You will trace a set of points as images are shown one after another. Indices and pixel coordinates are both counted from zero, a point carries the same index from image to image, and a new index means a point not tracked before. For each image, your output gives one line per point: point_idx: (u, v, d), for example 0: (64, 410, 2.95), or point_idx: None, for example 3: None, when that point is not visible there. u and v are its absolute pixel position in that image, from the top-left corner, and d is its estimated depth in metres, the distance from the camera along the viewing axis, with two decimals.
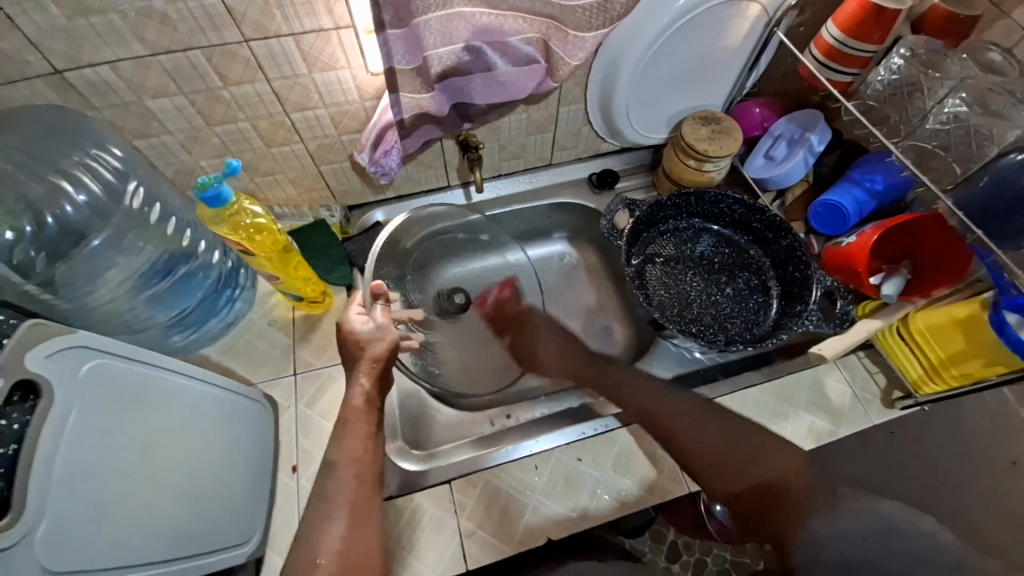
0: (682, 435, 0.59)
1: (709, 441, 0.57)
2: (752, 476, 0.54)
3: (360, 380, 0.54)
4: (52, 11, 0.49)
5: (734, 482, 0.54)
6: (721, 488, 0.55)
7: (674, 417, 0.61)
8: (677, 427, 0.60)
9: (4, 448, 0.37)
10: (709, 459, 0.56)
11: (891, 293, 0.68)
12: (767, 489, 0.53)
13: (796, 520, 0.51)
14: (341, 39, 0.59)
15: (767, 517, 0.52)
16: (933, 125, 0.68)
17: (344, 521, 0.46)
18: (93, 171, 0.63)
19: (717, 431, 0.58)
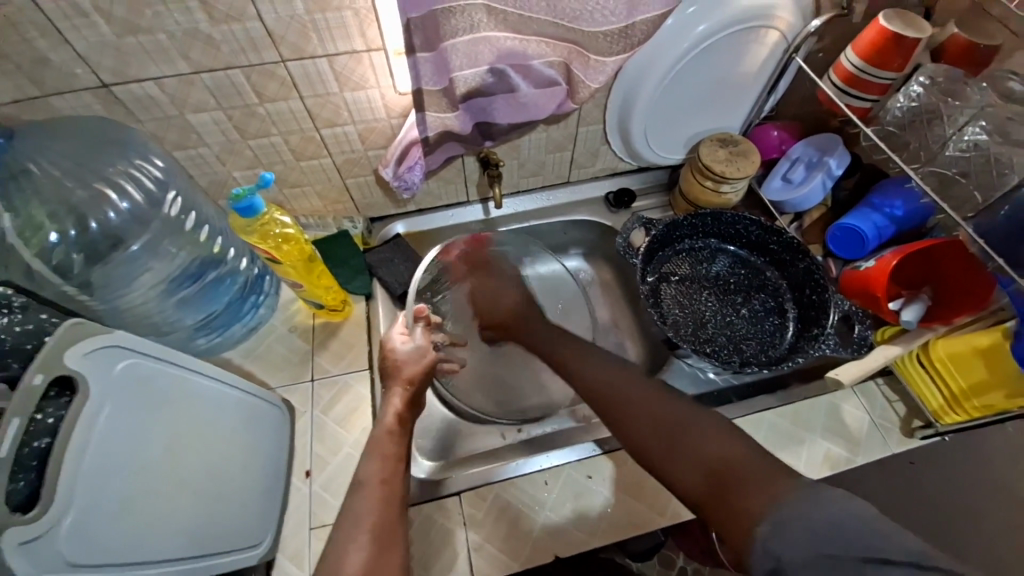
0: (630, 415, 0.51)
1: (653, 417, 0.49)
2: (696, 450, 0.45)
3: (393, 401, 0.60)
4: (103, 28, 0.52)
5: (691, 467, 0.44)
6: (671, 470, 0.46)
7: (616, 391, 0.54)
8: (620, 402, 0.53)
9: (37, 441, 0.39)
10: (649, 436, 0.48)
11: (911, 319, 0.68)
12: (725, 469, 0.42)
13: (749, 491, 0.40)
14: (372, 61, 0.62)
15: (720, 503, 0.41)
16: (952, 151, 0.67)
17: (366, 546, 0.46)
18: (136, 180, 0.65)
19: (654, 404, 0.51)
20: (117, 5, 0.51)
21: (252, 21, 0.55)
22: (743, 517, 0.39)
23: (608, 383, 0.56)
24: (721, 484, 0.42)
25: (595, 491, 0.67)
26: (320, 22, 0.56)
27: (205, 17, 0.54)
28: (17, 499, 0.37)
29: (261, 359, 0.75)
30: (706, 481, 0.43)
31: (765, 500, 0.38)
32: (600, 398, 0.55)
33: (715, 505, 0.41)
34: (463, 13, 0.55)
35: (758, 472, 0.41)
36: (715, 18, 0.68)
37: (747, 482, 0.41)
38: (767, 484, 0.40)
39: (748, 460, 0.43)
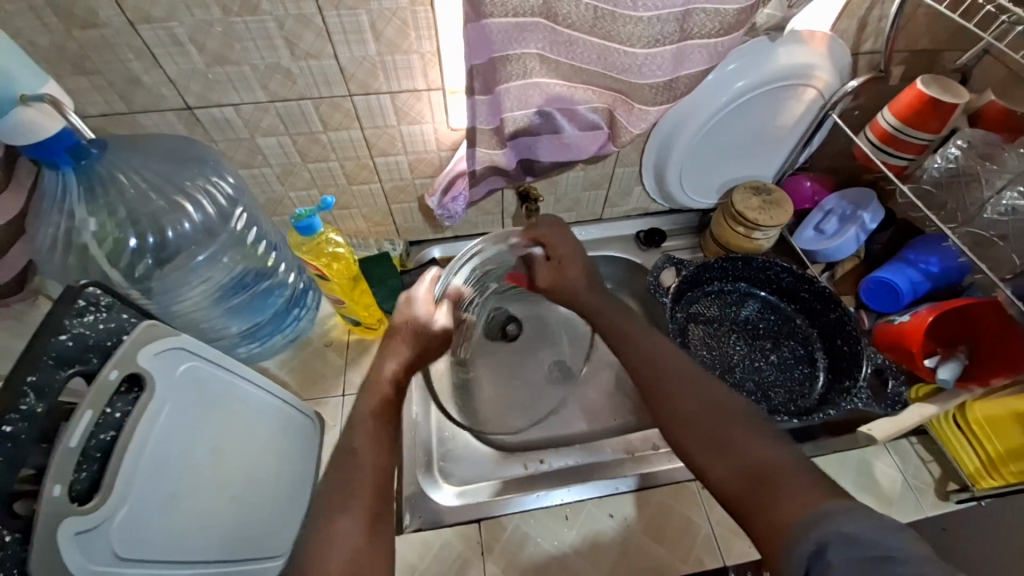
0: (674, 402, 0.51)
1: (698, 409, 0.50)
2: (737, 449, 0.45)
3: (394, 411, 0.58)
4: (195, 58, 0.58)
5: (727, 464, 0.44)
6: (706, 460, 0.46)
7: (666, 376, 0.54)
8: (665, 386, 0.53)
9: (104, 434, 0.41)
10: (688, 423, 0.49)
11: (947, 378, 0.68)
12: (763, 470, 0.42)
13: (786, 497, 0.39)
14: (431, 99, 0.67)
15: (753, 501, 0.40)
16: (991, 215, 0.68)
17: None
18: (210, 195, 0.68)
19: (699, 394, 0.51)
20: (212, 40, 0.56)
21: (328, 59, 0.60)
22: (776, 515, 0.38)
23: (656, 364, 0.56)
24: (757, 484, 0.41)
25: (614, 530, 0.66)
26: (389, 63, 0.62)
27: (287, 54, 0.59)
28: (78, 489, 0.39)
29: (296, 371, 0.79)
30: (740, 478, 0.43)
31: (803, 503, 0.38)
32: (646, 379, 0.55)
33: (747, 502, 0.41)
34: (518, 60, 0.59)
35: (798, 478, 0.40)
36: (754, 76, 0.71)
37: (782, 484, 0.40)
38: (808, 489, 0.39)
39: (789, 466, 0.42)
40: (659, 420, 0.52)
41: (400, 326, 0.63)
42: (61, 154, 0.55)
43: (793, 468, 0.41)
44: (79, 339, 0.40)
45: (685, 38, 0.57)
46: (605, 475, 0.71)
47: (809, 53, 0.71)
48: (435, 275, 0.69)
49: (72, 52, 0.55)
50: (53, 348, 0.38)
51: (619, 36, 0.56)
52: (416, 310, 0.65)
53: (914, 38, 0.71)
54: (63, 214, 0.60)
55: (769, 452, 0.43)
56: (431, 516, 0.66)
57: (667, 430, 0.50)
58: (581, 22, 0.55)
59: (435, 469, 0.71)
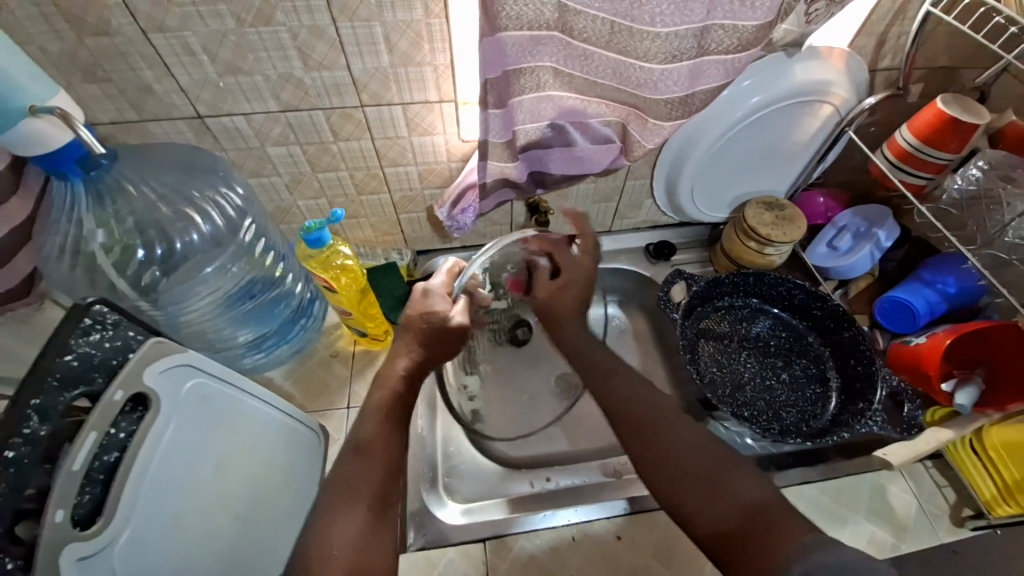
0: (660, 445, 0.49)
1: (685, 451, 0.48)
2: (726, 494, 0.44)
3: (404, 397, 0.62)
4: (207, 68, 0.57)
5: (715, 508, 0.44)
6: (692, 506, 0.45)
7: (642, 418, 0.52)
8: (648, 432, 0.51)
9: (109, 455, 0.40)
10: (674, 469, 0.47)
11: (965, 403, 0.66)
12: (756, 514, 0.42)
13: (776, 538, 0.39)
14: (443, 111, 0.66)
15: (747, 548, 0.40)
16: (1013, 237, 0.66)
17: None
18: (219, 207, 0.68)
19: (682, 437, 0.49)
20: (225, 50, 0.56)
21: (341, 70, 0.60)
22: (772, 556, 0.38)
23: (633, 403, 0.54)
24: (751, 526, 0.41)
25: (621, 553, 0.65)
26: (402, 74, 0.61)
27: (300, 64, 0.59)
28: (81, 513, 0.38)
29: (300, 381, 0.78)
30: (732, 522, 0.42)
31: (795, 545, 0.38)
32: (624, 420, 0.53)
33: (741, 546, 0.41)
34: (532, 73, 0.58)
35: (790, 521, 0.40)
36: (770, 92, 0.71)
37: (775, 527, 0.40)
38: (799, 530, 0.39)
39: (778, 510, 0.42)
40: (645, 461, 0.50)
41: (414, 320, 0.59)
42: (69, 164, 0.54)
43: (786, 513, 0.41)
44: (85, 358, 0.39)
45: (703, 54, 0.56)
46: (612, 494, 0.70)
47: (826, 69, 0.70)
48: (451, 270, 0.66)
49: (84, 60, 0.55)
50: (58, 369, 0.37)
51: (636, 51, 0.55)
52: (436, 305, 0.60)
53: (933, 55, 0.70)
54: (71, 223, 0.59)
55: (762, 494, 0.43)
56: (435, 535, 0.65)
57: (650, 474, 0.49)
58: (598, 37, 0.54)
59: (440, 485, 0.70)
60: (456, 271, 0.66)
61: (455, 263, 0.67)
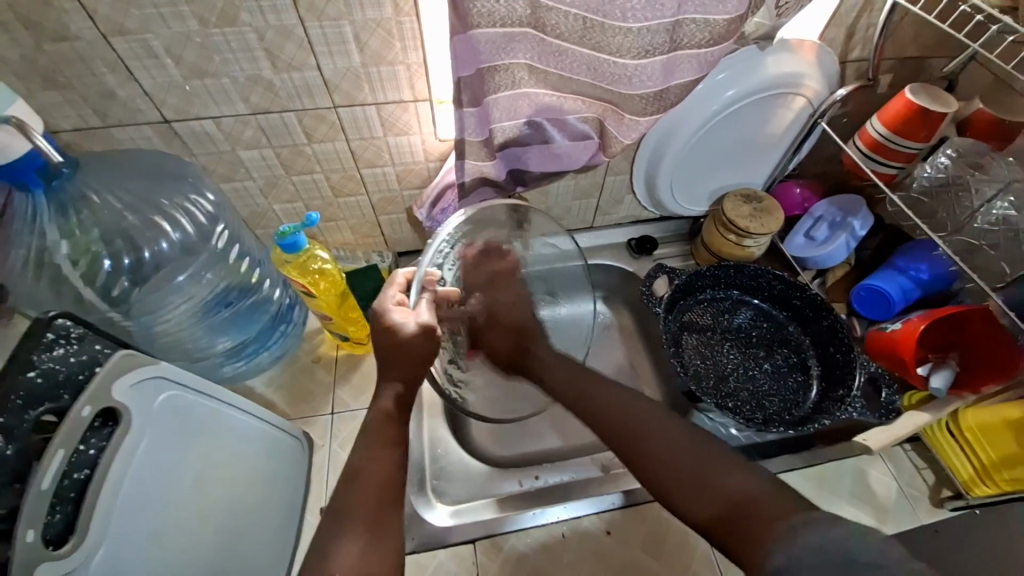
0: (645, 446, 0.50)
1: (668, 449, 0.49)
2: (716, 488, 0.44)
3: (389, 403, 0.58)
4: (171, 70, 0.56)
5: (700, 498, 0.44)
6: (686, 502, 0.45)
7: (627, 426, 0.52)
8: (636, 438, 0.51)
9: (78, 473, 0.39)
10: (665, 470, 0.47)
11: (940, 387, 0.68)
12: (743, 505, 0.42)
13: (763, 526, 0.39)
14: (418, 110, 0.65)
15: (738, 536, 0.40)
16: (982, 224, 0.69)
17: None
18: (189, 213, 0.67)
19: (669, 436, 0.50)
20: (190, 52, 0.54)
21: (311, 71, 0.59)
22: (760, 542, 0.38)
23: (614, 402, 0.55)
24: (735, 515, 0.41)
25: (612, 548, 0.65)
26: (374, 74, 0.60)
27: (269, 66, 0.57)
28: (52, 533, 0.37)
29: (282, 388, 0.77)
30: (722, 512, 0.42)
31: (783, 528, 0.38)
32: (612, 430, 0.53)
33: (731, 535, 0.41)
34: (507, 70, 0.58)
35: (776, 507, 0.41)
36: (744, 85, 0.71)
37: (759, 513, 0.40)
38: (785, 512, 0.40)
39: (766, 497, 0.42)
40: (632, 460, 0.50)
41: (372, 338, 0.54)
42: (29, 174, 0.52)
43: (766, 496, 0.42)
44: (49, 375, 0.38)
45: (676, 48, 0.56)
46: (601, 489, 0.69)
47: (798, 62, 0.71)
48: (401, 281, 0.59)
49: (41, 65, 0.53)
50: (22, 386, 0.37)
51: (609, 47, 0.55)
52: (391, 317, 0.53)
53: (902, 46, 0.71)
54: (34, 234, 0.57)
55: (746, 483, 0.44)
56: (425, 538, 0.65)
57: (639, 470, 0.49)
58: (571, 33, 0.54)
59: (428, 488, 0.69)
60: (409, 279, 0.59)
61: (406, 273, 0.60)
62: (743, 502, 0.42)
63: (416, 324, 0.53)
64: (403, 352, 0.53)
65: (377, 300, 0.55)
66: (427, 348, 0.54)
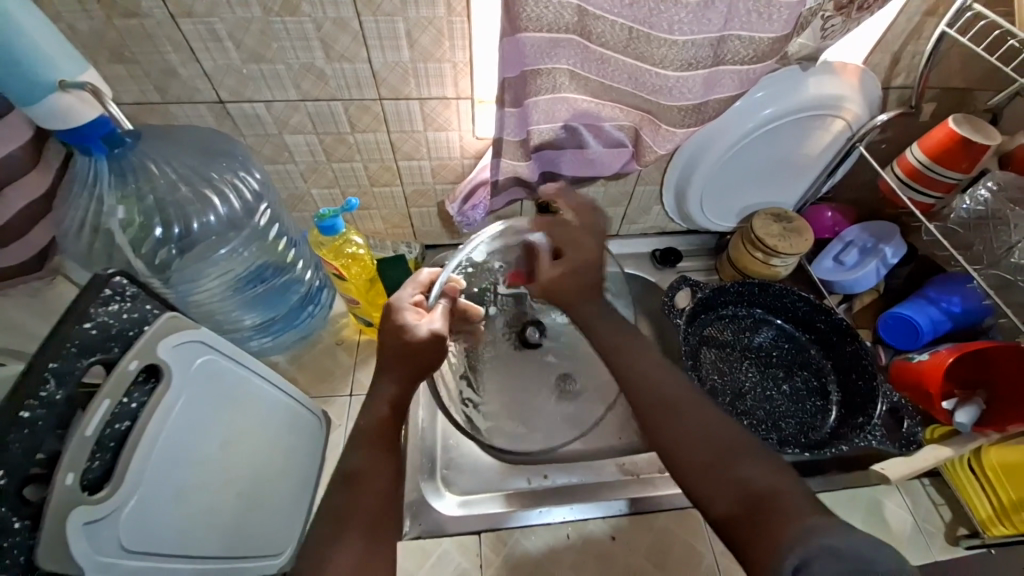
0: (674, 431, 0.49)
1: (696, 437, 0.48)
2: (739, 481, 0.43)
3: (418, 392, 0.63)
4: (231, 54, 0.59)
5: (722, 490, 0.44)
6: (706, 492, 0.45)
7: (661, 404, 0.52)
8: (664, 419, 0.51)
9: (120, 423, 0.41)
10: (690, 458, 0.47)
11: (964, 422, 0.67)
12: (764, 501, 0.41)
13: (780, 526, 0.38)
14: (459, 108, 0.67)
15: (754, 531, 0.39)
16: (1019, 258, 0.67)
17: None
18: (238, 190, 0.69)
19: (699, 424, 0.49)
20: (250, 37, 0.57)
21: (361, 63, 0.61)
22: (772, 542, 0.37)
23: (649, 380, 0.54)
24: (755, 514, 0.40)
25: (615, 554, 0.65)
26: (421, 70, 0.62)
27: (322, 55, 0.60)
28: (90, 478, 0.39)
29: (305, 367, 0.79)
30: (742, 507, 0.42)
31: (801, 525, 0.37)
32: (643, 406, 0.53)
33: (749, 533, 0.40)
34: (549, 74, 0.59)
35: (799, 507, 0.39)
36: (783, 104, 0.71)
37: (778, 512, 0.39)
38: (805, 515, 0.38)
39: (788, 494, 0.41)
40: (661, 443, 0.50)
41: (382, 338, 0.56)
42: (95, 141, 0.55)
43: (791, 497, 0.40)
44: (103, 328, 0.40)
45: (718, 63, 0.57)
46: (609, 495, 0.70)
47: (840, 84, 0.71)
48: (424, 280, 0.64)
49: (112, 40, 0.56)
50: (77, 336, 0.38)
51: (652, 57, 0.56)
52: (403, 317, 0.56)
53: (947, 75, 0.71)
54: (92, 199, 0.61)
55: (772, 480, 0.42)
56: (431, 525, 0.66)
57: (665, 453, 0.49)
58: (615, 42, 0.55)
59: (437, 477, 0.70)
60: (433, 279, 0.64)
61: (430, 273, 0.65)
62: (763, 497, 0.41)
63: (427, 328, 0.56)
64: (404, 352, 0.55)
65: (395, 298, 0.59)
66: (428, 351, 0.55)
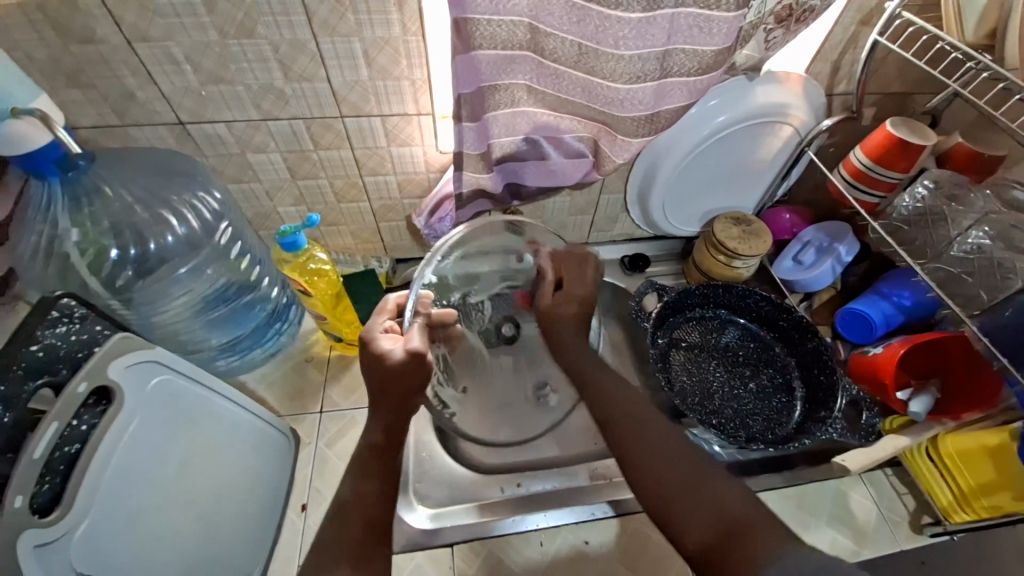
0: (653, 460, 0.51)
1: (674, 471, 0.50)
2: (713, 505, 0.46)
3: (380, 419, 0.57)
4: (189, 76, 0.59)
5: (693, 510, 0.46)
6: (678, 518, 0.46)
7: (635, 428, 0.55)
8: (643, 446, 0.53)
9: (68, 446, 0.40)
10: (666, 486, 0.49)
11: (919, 410, 0.70)
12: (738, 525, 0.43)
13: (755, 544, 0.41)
14: (420, 123, 0.69)
15: (727, 555, 0.41)
16: (957, 253, 0.70)
17: None
18: (196, 210, 0.69)
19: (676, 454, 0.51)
20: (208, 60, 0.58)
21: (321, 83, 0.62)
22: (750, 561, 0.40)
23: (625, 407, 0.59)
24: (729, 535, 0.42)
25: (589, 558, 0.65)
26: (380, 88, 0.64)
27: (281, 76, 0.61)
28: (39, 502, 0.38)
29: (275, 385, 0.79)
30: (712, 534, 0.44)
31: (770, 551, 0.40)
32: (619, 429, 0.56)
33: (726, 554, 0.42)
34: (507, 89, 0.61)
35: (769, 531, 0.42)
36: (734, 111, 0.75)
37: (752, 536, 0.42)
38: (776, 539, 0.41)
39: (760, 519, 0.43)
40: (635, 479, 0.51)
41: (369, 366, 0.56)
42: (49, 166, 0.55)
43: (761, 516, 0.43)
44: (50, 350, 0.41)
45: (666, 75, 0.59)
46: (582, 500, 0.70)
47: (785, 92, 0.74)
48: (392, 306, 0.62)
49: (69, 65, 0.56)
50: (21, 359, 0.39)
51: (602, 71, 0.58)
52: (379, 344, 0.56)
53: (885, 82, 0.75)
54: (46, 222, 0.60)
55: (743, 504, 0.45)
56: (405, 539, 0.65)
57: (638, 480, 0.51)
58: (567, 58, 0.57)
59: (410, 490, 0.70)
60: (400, 305, 0.63)
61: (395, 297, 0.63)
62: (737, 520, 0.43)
63: (404, 350, 0.56)
64: (393, 377, 0.56)
65: (367, 329, 0.58)
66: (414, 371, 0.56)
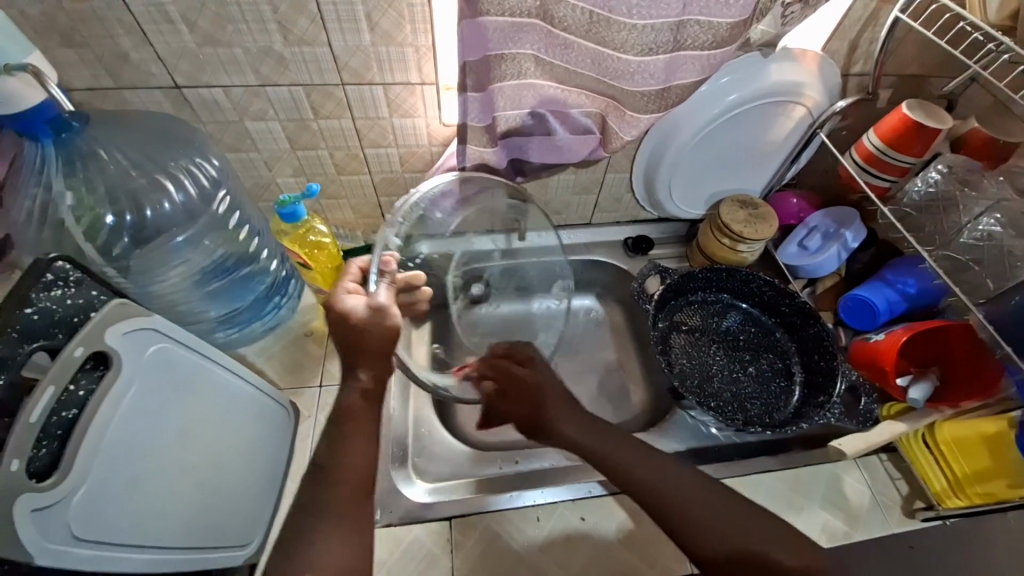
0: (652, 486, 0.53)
1: (708, 506, 0.51)
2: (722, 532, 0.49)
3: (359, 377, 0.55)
4: (185, 37, 0.57)
5: (723, 539, 0.49)
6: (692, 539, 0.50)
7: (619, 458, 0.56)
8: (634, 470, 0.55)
9: (67, 411, 0.40)
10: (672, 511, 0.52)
11: (917, 397, 0.70)
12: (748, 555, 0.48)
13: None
14: (424, 93, 0.67)
15: None
16: (967, 240, 0.69)
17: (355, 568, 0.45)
18: (193, 176, 0.67)
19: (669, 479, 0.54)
20: (204, 19, 0.56)
21: (322, 47, 0.60)
22: None
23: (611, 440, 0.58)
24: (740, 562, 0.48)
25: (584, 534, 0.66)
26: (383, 54, 0.62)
27: (281, 39, 0.59)
28: (37, 466, 0.38)
29: (273, 358, 0.78)
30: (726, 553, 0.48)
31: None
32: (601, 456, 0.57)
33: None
34: (514, 60, 0.59)
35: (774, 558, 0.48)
36: (746, 90, 0.72)
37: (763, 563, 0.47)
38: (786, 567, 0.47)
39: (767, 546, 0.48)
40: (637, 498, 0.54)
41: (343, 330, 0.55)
42: (40, 126, 0.53)
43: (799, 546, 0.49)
44: (46, 313, 0.40)
45: (679, 48, 0.57)
46: (579, 478, 0.71)
47: (800, 72, 0.72)
48: (360, 267, 0.61)
49: (62, 23, 0.54)
50: (17, 321, 0.38)
51: (614, 42, 0.56)
52: (343, 302, 0.55)
53: (903, 63, 0.73)
54: (40, 185, 0.59)
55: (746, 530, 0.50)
56: (403, 512, 0.66)
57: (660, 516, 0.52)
58: (578, 27, 0.55)
59: (409, 465, 0.71)
60: (364, 269, 0.61)
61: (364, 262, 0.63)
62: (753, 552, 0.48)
63: (371, 306, 0.55)
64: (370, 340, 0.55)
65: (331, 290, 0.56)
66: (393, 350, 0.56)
